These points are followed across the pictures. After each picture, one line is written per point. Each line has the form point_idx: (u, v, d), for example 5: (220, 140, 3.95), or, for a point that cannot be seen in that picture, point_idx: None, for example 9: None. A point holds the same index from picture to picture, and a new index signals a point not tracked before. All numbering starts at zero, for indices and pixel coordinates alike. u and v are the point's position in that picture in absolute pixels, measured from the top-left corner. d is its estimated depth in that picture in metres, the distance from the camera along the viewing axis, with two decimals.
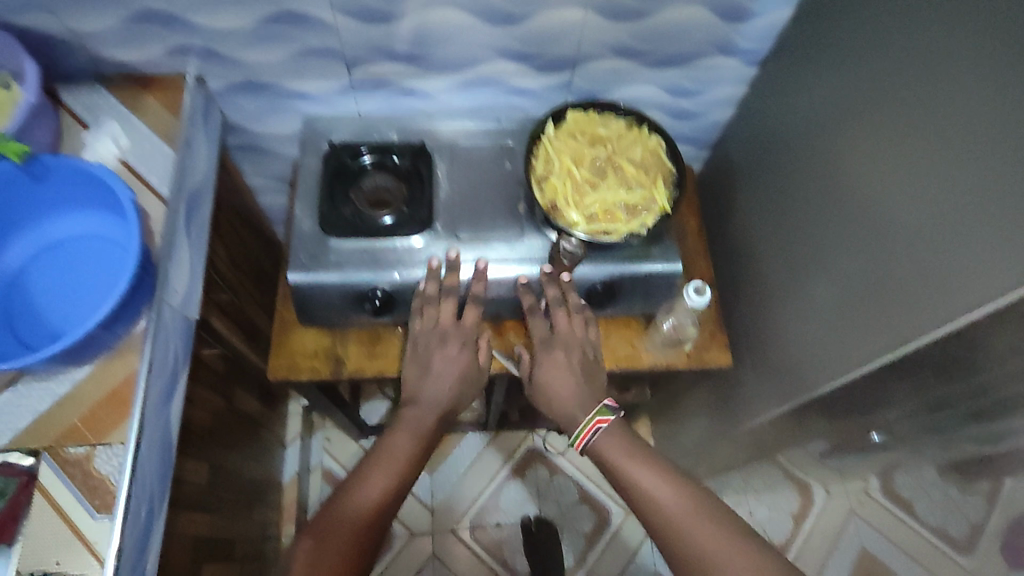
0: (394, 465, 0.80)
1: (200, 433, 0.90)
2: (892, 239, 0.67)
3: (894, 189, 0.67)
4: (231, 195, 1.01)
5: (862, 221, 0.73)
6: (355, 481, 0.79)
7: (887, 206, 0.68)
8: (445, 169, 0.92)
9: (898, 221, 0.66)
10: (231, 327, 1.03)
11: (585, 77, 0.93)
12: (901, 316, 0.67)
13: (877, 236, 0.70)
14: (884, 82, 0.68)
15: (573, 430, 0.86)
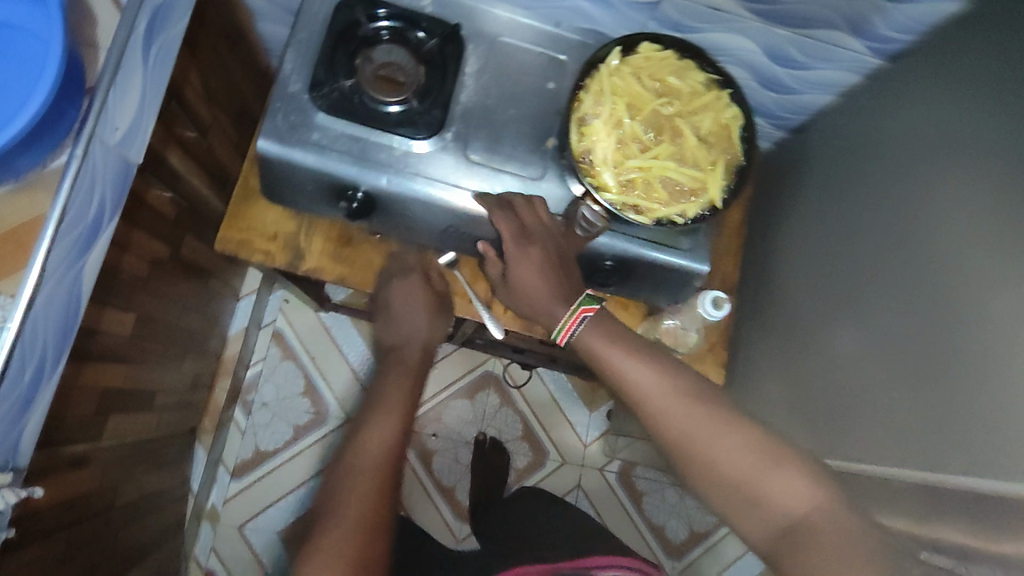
0: (397, 401, 0.71)
1: (130, 281, 0.81)
2: (973, 344, 0.56)
3: (1000, 287, 0.54)
4: (222, 14, 0.84)
5: (936, 300, 0.61)
6: (361, 430, 0.69)
7: (980, 302, 0.56)
8: (474, 67, 0.76)
9: (983, 325, 0.55)
10: (193, 168, 0.90)
11: (677, 5, 0.74)
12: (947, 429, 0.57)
13: (949, 327, 0.59)
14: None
15: (555, 324, 0.71)
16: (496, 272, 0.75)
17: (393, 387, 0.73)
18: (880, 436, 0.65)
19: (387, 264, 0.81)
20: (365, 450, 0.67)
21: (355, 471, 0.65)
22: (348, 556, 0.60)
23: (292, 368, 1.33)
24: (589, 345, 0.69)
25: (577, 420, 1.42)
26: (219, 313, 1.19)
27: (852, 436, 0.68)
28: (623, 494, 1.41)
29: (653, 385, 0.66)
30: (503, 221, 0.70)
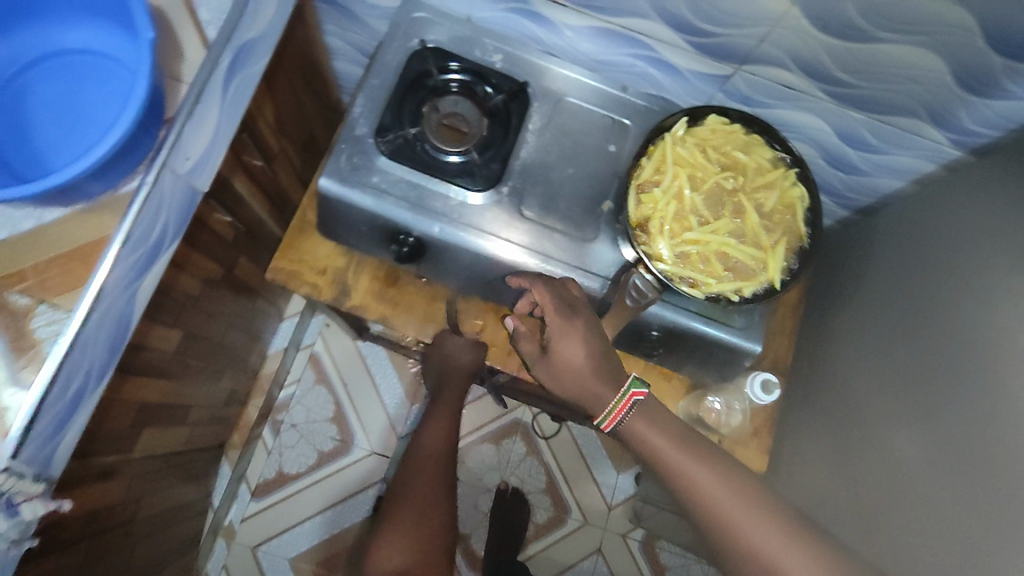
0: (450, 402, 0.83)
1: (183, 300, 0.83)
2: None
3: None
4: (301, 52, 0.87)
5: (1006, 412, 0.56)
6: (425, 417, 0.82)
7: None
8: (537, 124, 0.77)
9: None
10: (256, 195, 0.93)
11: (750, 80, 0.73)
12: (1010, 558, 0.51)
13: (1017, 445, 0.54)
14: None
15: (602, 408, 0.67)
16: (528, 347, 0.72)
17: (439, 411, 0.82)
18: (934, 557, 0.59)
19: (433, 308, 0.81)
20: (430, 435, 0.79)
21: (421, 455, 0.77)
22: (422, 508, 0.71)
23: (324, 393, 1.34)
24: (646, 439, 0.65)
25: (603, 480, 1.37)
26: (261, 332, 1.21)
27: (898, 552, 0.63)
28: (645, 565, 1.35)
29: (733, 498, 0.61)
30: (542, 295, 0.69)
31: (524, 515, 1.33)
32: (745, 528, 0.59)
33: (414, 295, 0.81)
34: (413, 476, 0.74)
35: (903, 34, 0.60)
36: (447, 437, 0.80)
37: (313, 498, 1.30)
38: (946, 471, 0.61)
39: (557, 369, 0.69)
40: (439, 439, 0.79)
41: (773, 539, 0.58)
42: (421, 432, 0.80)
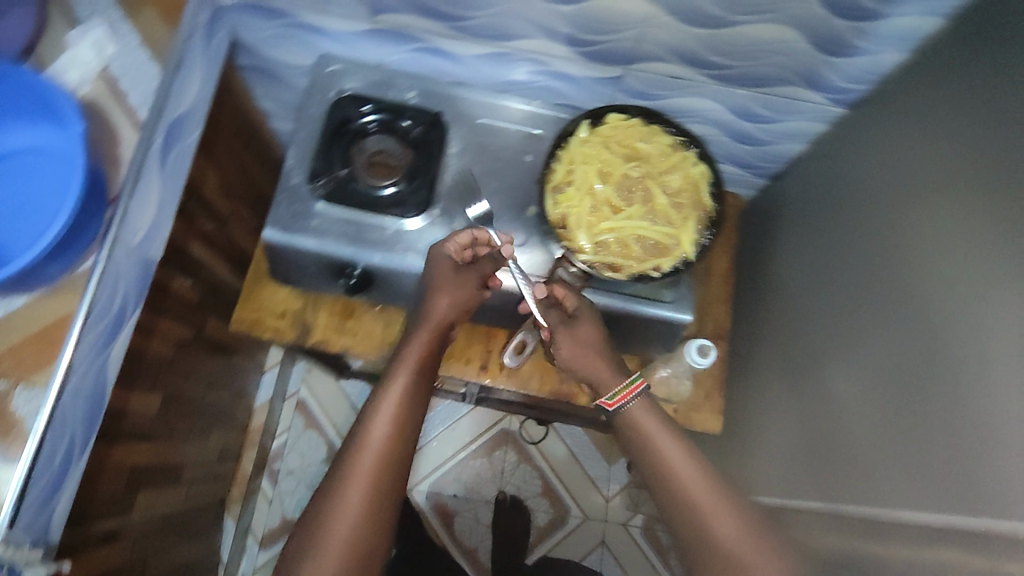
0: (410, 367, 0.72)
1: (156, 364, 0.87)
2: (940, 373, 0.56)
3: (959, 313, 0.54)
4: (234, 117, 0.94)
5: (908, 329, 0.61)
6: (370, 408, 0.69)
7: (937, 331, 0.57)
8: (457, 148, 0.83)
9: (941, 350, 0.56)
10: (213, 255, 0.98)
11: (640, 77, 0.80)
12: (932, 461, 0.54)
13: (910, 359, 0.60)
14: (982, 179, 0.54)
15: (610, 387, 0.74)
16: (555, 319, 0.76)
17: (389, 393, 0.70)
18: (863, 474, 0.64)
19: (390, 332, 0.85)
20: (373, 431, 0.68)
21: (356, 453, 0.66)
22: (360, 501, 0.64)
23: (314, 436, 1.38)
24: (639, 422, 0.72)
25: (596, 474, 1.42)
26: (244, 386, 1.26)
27: (837, 480, 0.68)
28: (649, 549, 1.39)
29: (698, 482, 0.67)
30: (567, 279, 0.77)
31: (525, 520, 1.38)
32: (709, 511, 0.65)
33: (371, 320, 0.86)
34: (348, 465, 0.66)
35: (755, 16, 0.67)
36: (392, 428, 0.68)
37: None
38: (869, 396, 0.65)
39: (576, 346, 0.75)
40: (384, 428, 0.68)
41: (727, 526, 0.64)
42: (368, 412, 0.69)
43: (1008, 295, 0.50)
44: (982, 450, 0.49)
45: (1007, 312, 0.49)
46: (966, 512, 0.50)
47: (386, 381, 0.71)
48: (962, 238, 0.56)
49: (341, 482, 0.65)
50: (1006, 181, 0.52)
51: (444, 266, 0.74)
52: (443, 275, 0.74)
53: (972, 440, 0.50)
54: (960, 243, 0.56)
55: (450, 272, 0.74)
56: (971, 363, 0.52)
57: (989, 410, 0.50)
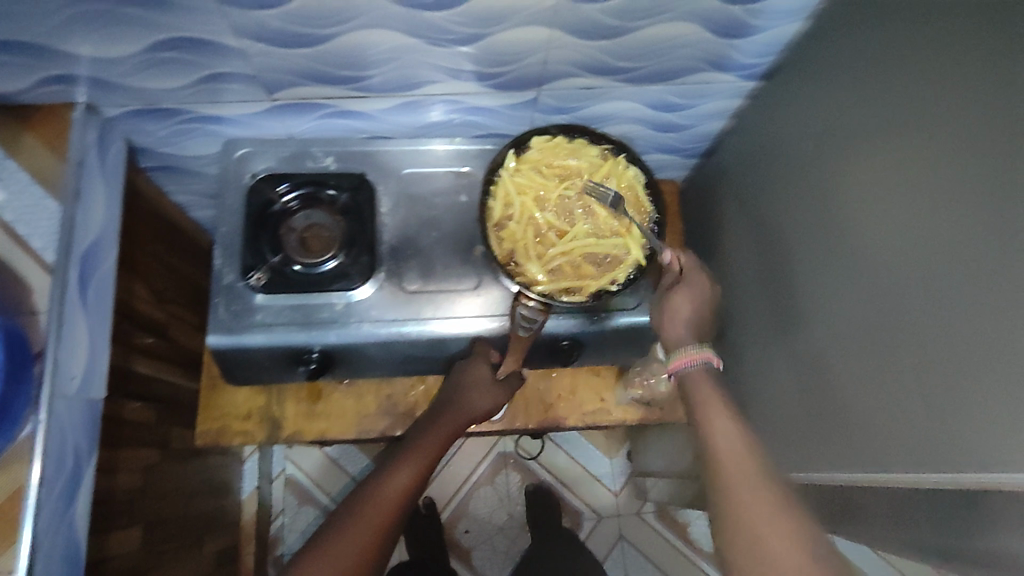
0: (440, 436, 0.74)
1: (129, 497, 0.83)
2: (900, 337, 0.56)
3: (909, 274, 0.55)
4: (151, 221, 0.88)
5: (854, 294, 0.62)
6: (388, 466, 0.70)
7: (891, 293, 0.57)
8: (388, 203, 0.80)
9: (898, 312, 0.56)
10: (162, 365, 0.93)
11: (555, 95, 0.78)
12: (896, 417, 0.56)
13: (856, 322, 0.62)
14: (914, 140, 0.54)
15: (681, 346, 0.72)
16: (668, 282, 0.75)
17: (414, 454, 0.72)
18: (842, 443, 0.64)
19: (364, 404, 0.83)
20: (390, 483, 0.68)
21: (371, 501, 0.66)
22: (362, 545, 0.63)
23: (312, 510, 1.34)
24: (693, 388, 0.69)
25: (600, 472, 1.42)
26: (228, 482, 1.20)
27: (819, 457, 0.68)
28: (666, 531, 1.40)
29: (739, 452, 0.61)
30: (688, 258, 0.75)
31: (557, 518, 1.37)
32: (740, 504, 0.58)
33: (342, 398, 0.83)
34: (359, 508, 0.66)
35: (654, 19, 0.66)
36: (404, 496, 0.67)
37: None
38: (834, 359, 0.66)
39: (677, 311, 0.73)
40: (399, 487, 0.68)
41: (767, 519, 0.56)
42: (383, 475, 0.69)
43: (958, 257, 0.50)
44: (955, 413, 0.50)
45: (958, 273, 0.49)
46: (943, 469, 0.51)
47: (410, 451, 0.72)
48: (902, 199, 0.56)
49: (338, 533, 0.63)
50: (938, 140, 0.52)
51: (481, 365, 0.78)
52: (480, 373, 0.78)
53: (943, 403, 0.51)
54: (899, 205, 0.56)
55: (486, 371, 0.78)
56: (932, 325, 0.52)
57: (934, 356, 0.52)
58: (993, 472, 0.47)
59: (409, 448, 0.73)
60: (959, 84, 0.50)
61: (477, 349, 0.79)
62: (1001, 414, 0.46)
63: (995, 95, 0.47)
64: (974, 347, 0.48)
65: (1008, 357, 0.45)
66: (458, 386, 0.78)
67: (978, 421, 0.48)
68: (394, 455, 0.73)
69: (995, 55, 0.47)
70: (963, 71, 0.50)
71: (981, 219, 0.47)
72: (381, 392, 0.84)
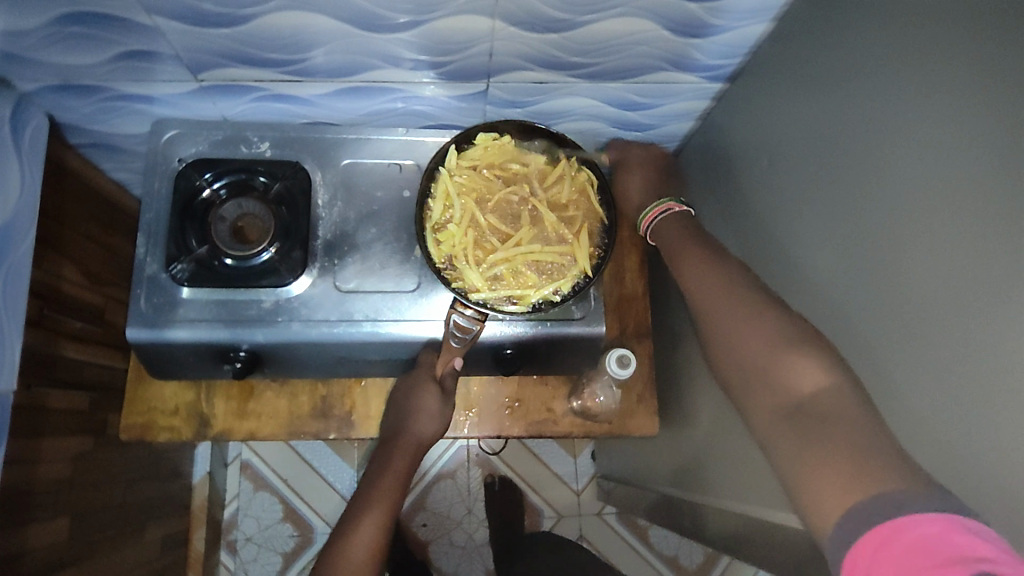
0: (396, 478, 0.68)
1: (54, 487, 0.80)
2: (887, 378, 0.49)
3: (898, 309, 0.47)
4: (84, 200, 0.84)
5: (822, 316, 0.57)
6: (349, 520, 0.64)
7: (877, 328, 0.50)
8: (326, 195, 0.76)
9: (884, 350, 0.49)
10: (97, 350, 0.90)
11: (505, 87, 0.73)
12: None
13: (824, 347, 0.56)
14: (903, 155, 0.47)
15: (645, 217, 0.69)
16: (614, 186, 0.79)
17: (374, 502, 0.65)
18: None
19: (298, 404, 0.81)
20: (357, 544, 0.62)
21: (340, 565, 0.60)
22: None
23: (268, 496, 1.32)
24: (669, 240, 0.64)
25: (563, 471, 1.41)
26: (179, 466, 1.18)
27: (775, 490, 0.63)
28: (626, 532, 1.39)
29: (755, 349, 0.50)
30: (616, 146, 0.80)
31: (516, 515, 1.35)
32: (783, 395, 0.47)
33: (274, 397, 0.80)
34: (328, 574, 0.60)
35: (605, 14, 0.61)
36: (375, 551, 0.62)
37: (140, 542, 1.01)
38: None
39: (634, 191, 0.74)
40: (367, 546, 0.62)
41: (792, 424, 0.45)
42: (347, 529, 0.63)
43: (955, 296, 0.42)
44: (950, 475, 0.43)
45: (957, 315, 0.42)
46: None
47: (369, 499, 0.66)
48: (891, 221, 0.48)
49: None
50: (929, 157, 0.45)
51: (429, 389, 0.72)
52: (427, 399, 0.72)
53: (936, 462, 0.44)
54: (887, 228, 0.49)
55: (434, 395, 0.72)
56: (925, 370, 0.45)
57: (908, 390, 0.47)
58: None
59: (365, 492, 0.66)
60: (951, 94, 0.43)
61: (415, 352, 0.76)
62: (1005, 485, 0.39)
63: (987, 111, 0.41)
64: (974, 403, 0.41)
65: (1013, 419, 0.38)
66: (404, 412, 0.73)
67: (976, 488, 0.41)
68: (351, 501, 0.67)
69: (972, 74, 0.42)
70: (956, 81, 0.43)
71: (983, 253, 0.40)
72: (315, 392, 0.81)
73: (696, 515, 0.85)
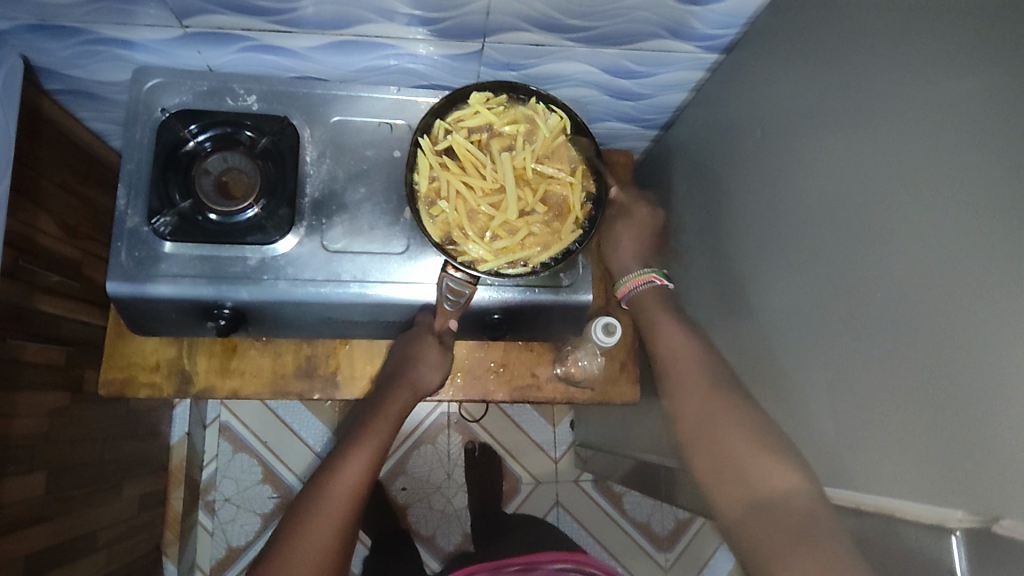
0: (385, 423, 0.69)
1: (30, 441, 0.78)
2: (872, 349, 0.50)
3: (884, 283, 0.49)
4: (60, 149, 0.81)
5: (812, 286, 0.58)
6: (339, 454, 0.66)
7: (864, 298, 0.51)
8: (313, 153, 0.75)
9: (870, 322, 0.50)
10: (73, 305, 0.88)
11: (500, 48, 0.72)
12: (853, 421, 0.52)
13: (815, 314, 0.57)
14: (906, 132, 0.48)
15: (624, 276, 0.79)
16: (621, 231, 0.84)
17: (365, 440, 0.67)
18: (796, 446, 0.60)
19: (282, 364, 0.80)
20: (343, 476, 0.64)
21: (327, 492, 0.63)
22: (325, 543, 0.60)
23: (246, 458, 1.32)
24: (647, 305, 0.76)
25: (541, 439, 1.43)
26: (157, 426, 1.17)
27: None
28: (602, 500, 1.42)
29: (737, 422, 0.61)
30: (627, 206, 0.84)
31: (495, 480, 1.37)
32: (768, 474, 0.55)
33: (257, 357, 0.80)
34: (315, 499, 0.62)
35: None
36: (362, 483, 0.64)
37: (108, 506, 0.99)
38: (786, 354, 0.61)
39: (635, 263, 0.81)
40: (354, 480, 0.64)
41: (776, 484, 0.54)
42: (336, 462, 0.65)
43: (944, 270, 0.44)
44: (925, 440, 0.45)
45: (945, 288, 0.44)
46: (907, 490, 0.47)
47: (359, 435, 0.68)
48: (886, 196, 0.49)
49: (302, 533, 0.60)
50: (930, 135, 0.46)
51: (429, 343, 0.73)
52: (428, 348, 0.73)
53: (913, 429, 0.46)
54: (883, 203, 0.50)
55: (434, 345, 0.73)
56: (906, 341, 0.47)
57: (894, 360, 0.48)
58: (964, 510, 0.42)
59: (356, 431, 0.68)
60: (960, 72, 0.44)
61: (403, 315, 0.76)
62: (984, 453, 0.41)
63: (992, 91, 0.41)
64: (953, 371, 0.43)
65: (989, 386, 0.40)
66: (405, 361, 0.74)
67: (954, 455, 0.43)
68: (341, 443, 0.69)
69: (978, 51, 0.42)
70: (962, 60, 0.44)
71: (976, 231, 0.42)
72: (301, 352, 0.81)
73: (671, 481, 0.87)
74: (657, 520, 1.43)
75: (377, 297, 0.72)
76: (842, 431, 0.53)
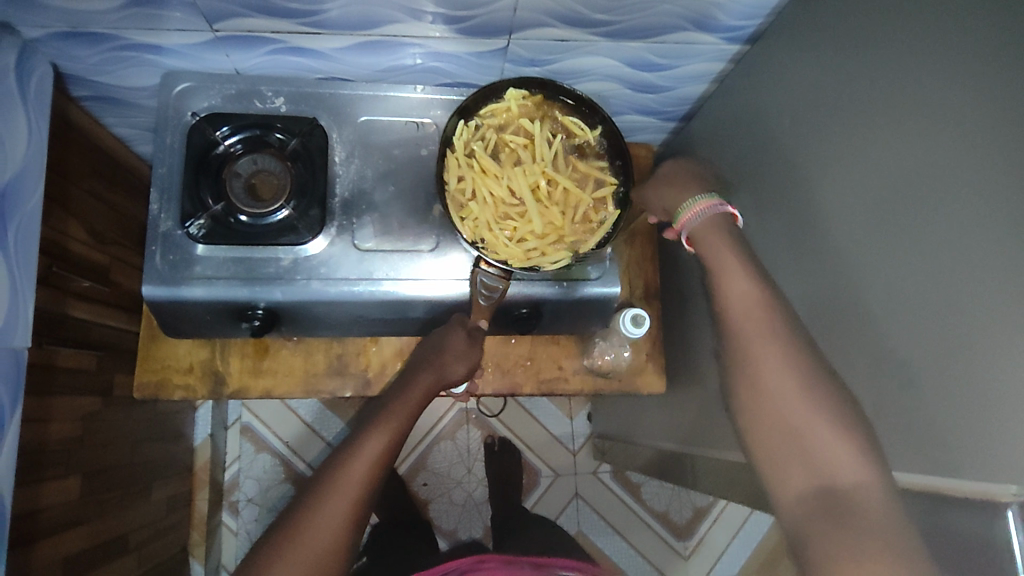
0: (399, 410, 0.68)
1: (66, 445, 0.79)
2: (910, 333, 0.50)
3: (920, 266, 0.49)
4: (87, 155, 0.82)
5: (845, 273, 0.58)
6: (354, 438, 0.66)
7: (900, 281, 0.51)
8: (342, 153, 0.75)
9: (906, 306, 0.51)
10: (103, 310, 0.88)
11: (525, 44, 0.72)
12: (892, 403, 0.53)
13: (848, 301, 0.58)
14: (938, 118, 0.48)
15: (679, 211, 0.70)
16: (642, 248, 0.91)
17: (382, 426, 0.67)
18: None
19: (313, 363, 0.81)
20: (356, 458, 0.64)
21: (341, 471, 0.63)
22: (335, 520, 0.60)
23: (269, 458, 1.33)
24: (702, 238, 0.67)
25: (559, 433, 1.44)
26: (181, 428, 1.18)
27: None
28: (620, 492, 1.43)
29: None
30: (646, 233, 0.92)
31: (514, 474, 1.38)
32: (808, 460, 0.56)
33: (289, 357, 0.81)
34: (329, 478, 0.63)
35: None
36: (375, 464, 0.64)
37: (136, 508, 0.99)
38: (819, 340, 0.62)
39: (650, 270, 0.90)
40: (366, 460, 0.64)
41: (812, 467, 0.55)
42: (354, 445, 0.65)
43: (982, 253, 0.44)
44: (968, 420, 0.45)
45: (983, 271, 0.44)
46: (950, 469, 0.47)
47: (376, 421, 0.68)
48: (918, 183, 0.50)
49: (314, 511, 0.60)
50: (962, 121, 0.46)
51: (460, 336, 0.74)
52: (456, 341, 0.73)
53: (955, 409, 0.46)
54: (915, 189, 0.50)
55: (464, 339, 0.73)
56: (943, 323, 0.47)
57: (932, 343, 0.48)
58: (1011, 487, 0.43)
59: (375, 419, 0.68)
60: (993, 59, 0.44)
61: (432, 312, 0.76)
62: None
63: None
64: (993, 351, 0.43)
65: None
66: (432, 352, 0.74)
67: (996, 432, 0.43)
68: (357, 429, 0.68)
69: (1011, 38, 0.43)
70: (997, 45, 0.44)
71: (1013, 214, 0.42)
72: (332, 351, 0.82)
73: (695, 469, 0.88)
74: (676, 509, 1.44)
75: (408, 294, 0.73)
76: (879, 414, 0.54)
